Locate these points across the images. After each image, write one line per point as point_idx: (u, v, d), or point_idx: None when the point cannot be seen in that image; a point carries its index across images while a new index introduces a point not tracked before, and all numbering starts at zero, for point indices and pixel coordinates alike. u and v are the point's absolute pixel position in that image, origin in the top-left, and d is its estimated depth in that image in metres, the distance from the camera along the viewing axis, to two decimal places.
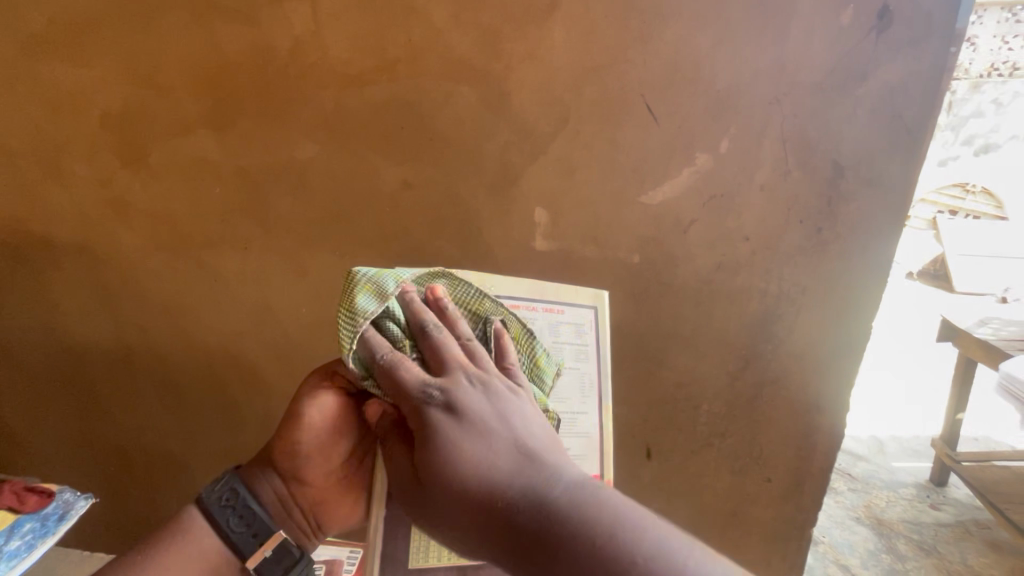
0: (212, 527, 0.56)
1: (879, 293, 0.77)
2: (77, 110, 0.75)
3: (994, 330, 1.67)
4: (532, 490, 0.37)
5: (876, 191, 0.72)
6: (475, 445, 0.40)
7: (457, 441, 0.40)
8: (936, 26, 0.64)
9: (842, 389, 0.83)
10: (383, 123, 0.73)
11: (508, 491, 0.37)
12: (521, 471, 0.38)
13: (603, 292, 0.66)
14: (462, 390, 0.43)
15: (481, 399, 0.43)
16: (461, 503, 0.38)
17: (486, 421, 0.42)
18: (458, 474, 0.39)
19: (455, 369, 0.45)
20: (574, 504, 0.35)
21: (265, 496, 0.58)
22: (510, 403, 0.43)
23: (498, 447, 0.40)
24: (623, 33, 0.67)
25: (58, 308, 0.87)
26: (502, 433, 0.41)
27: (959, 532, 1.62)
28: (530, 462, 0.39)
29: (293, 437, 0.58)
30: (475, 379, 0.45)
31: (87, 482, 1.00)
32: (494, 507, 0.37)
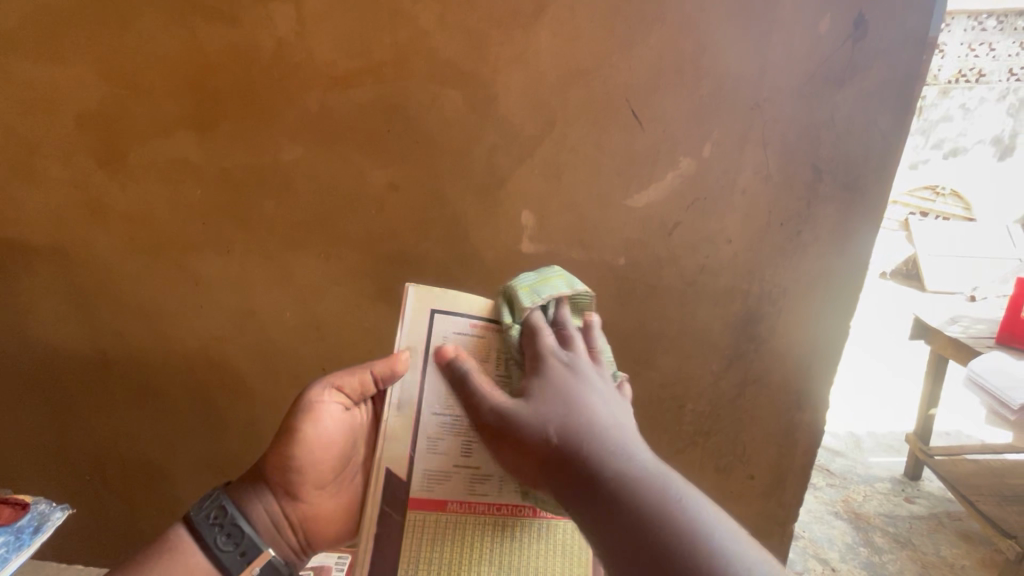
0: (198, 544, 0.56)
1: (856, 293, 0.79)
2: (51, 111, 0.73)
3: (964, 327, 1.73)
4: (617, 455, 0.41)
5: (852, 194, 0.74)
6: (552, 405, 0.45)
7: (569, 396, 0.46)
8: (909, 35, 0.66)
9: (822, 387, 0.85)
10: (369, 124, 0.72)
11: (593, 442, 0.42)
12: (613, 437, 0.43)
13: None
14: (581, 365, 0.49)
15: (579, 373, 0.48)
16: (550, 435, 0.43)
17: (584, 391, 0.46)
18: (545, 414, 0.45)
19: (559, 351, 0.50)
20: (647, 478, 0.39)
21: (255, 514, 0.59)
22: (594, 385, 0.48)
23: (597, 412, 0.45)
24: (608, 37, 0.68)
25: (31, 314, 0.84)
26: (594, 401, 0.46)
27: (933, 524, 1.67)
28: (612, 430, 0.44)
29: (287, 452, 0.60)
30: (575, 361, 0.50)
31: (62, 493, 0.97)
32: (570, 458, 0.42)
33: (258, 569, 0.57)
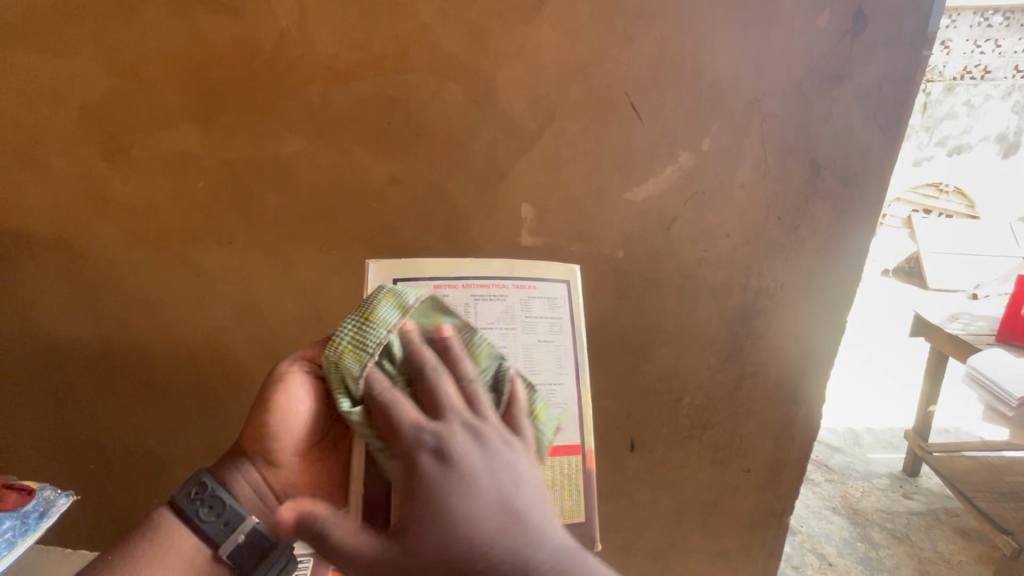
0: (183, 522, 0.57)
1: (853, 288, 0.79)
2: (55, 102, 0.74)
3: (965, 325, 1.73)
4: (473, 545, 0.39)
5: (850, 189, 0.74)
6: (464, 497, 0.41)
7: (456, 490, 0.41)
8: (909, 30, 0.66)
9: (818, 381, 0.85)
10: (369, 117, 0.73)
11: (486, 551, 0.39)
12: (507, 526, 0.41)
13: (575, 266, 0.63)
14: (459, 433, 0.44)
15: (478, 442, 0.44)
16: (433, 571, 0.39)
17: (478, 472, 0.42)
18: (442, 532, 0.39)
19: (453, 408, 0.45)
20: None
21: (236, 486, 0.59)
22: (498, 459, 0.43)
23: (485, 507, 0.41)
24: (608, 32, 0.68)
25: (35, 303, 0.85)
26: (497, 479, 0.42)
27: (930, 520, 1.68)
28: (516, 516, 0.41)
29: (262, 421, 0.59)
30: (472, 418, 0.45)
31: (66, 482, 0.98)
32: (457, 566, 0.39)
33: (242, 537, 0.57)
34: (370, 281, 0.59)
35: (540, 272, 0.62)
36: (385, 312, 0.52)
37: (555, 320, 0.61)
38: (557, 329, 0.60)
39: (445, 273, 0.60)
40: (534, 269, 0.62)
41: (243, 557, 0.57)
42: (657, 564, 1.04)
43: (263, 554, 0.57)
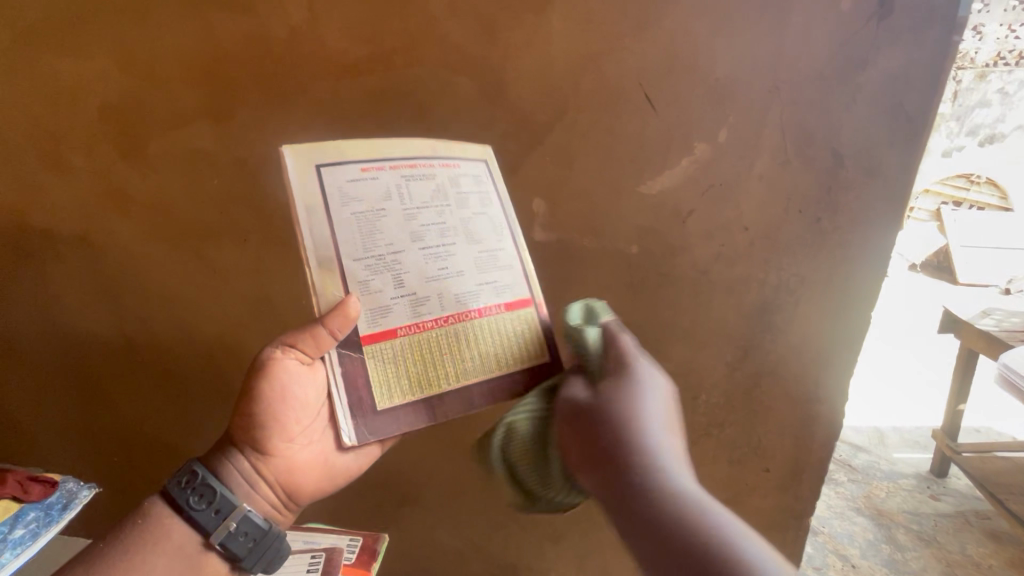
0: (175, 510, 0.57)
1: (878, 283, 0.77)
2: (75, 100, 0.74)
3: (997, 320, 1.66)
4: (625, 445, 0.45)
5: (876, 180, 0.71)
6: (630, 407, 0.48)
7: (631, 399, 0.49)
8: (938, 12, 0.64)
9: (841, 380, 0.83)
10: (378, 113, 0.72)
11: (652, 474, 0.42)
12: (625, 440, 0.45)
13: (490, 148, 0.66)
14: (643, 370, 0.52)
15: (645, 371, 0.52)
16: (601, 439, 0.47)
17: (642, 390, 0.50)
18: (624, 414, 0.47)
19: (633, 359, 0.53)
20: (656, 488, 0.41)
21: (227, 474, 0.59)
22: (646, 398, 0.49)
23: (642, 415, 0.47)
24: (621, 21, 0.66)
25: (58, 300, 0.86)
26: (638, 399, 0.49)
27: (959, 522, 1.62)
28: (641, 433, 0.46)
29: (252, 413, 0.60)
30: (647, 363, 0.53)
31: (89, 475, 1.00)
32: (619, 462, 0.44)
33: (234, 524, 0.57)
34: (289, 170, 0.57)
35: (459, 152, 0.64)
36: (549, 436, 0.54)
37: (483, 193, 0.63)
38: (488, 203, 0.63)
39: (359, 152, 0.59)
40: (454, 148, 0.64)
41: (235, 544, 0.57)
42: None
43: (256, 540, 0.58)
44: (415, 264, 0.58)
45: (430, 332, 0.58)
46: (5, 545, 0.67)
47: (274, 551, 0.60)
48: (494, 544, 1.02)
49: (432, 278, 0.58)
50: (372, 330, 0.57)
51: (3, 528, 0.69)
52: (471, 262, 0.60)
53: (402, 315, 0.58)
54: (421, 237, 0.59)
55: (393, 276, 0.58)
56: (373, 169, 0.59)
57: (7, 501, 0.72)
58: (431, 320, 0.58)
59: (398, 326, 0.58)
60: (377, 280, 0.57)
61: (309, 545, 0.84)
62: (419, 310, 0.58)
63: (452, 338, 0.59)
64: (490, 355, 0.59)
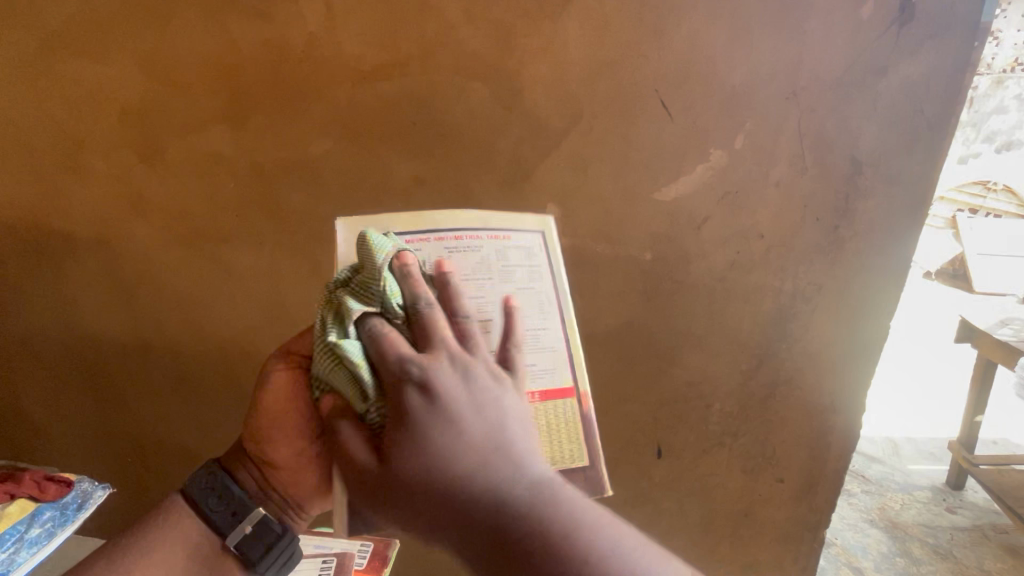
0: (194, 510, 0.57)
1: (898, 291, 0.76)
2: (95, 105, 0.75)
3: (1016, 330, 1.60)
4: (474, 492, 0.37)
5: (895, 186, 0.71)
6: (444, 431, 0.39)
7: (433, 432, 0.39)
8: (960, 18, 0.64)
9: (859, 390, 0.82)
10: (393, 119, 0.73)
11: (468, 485, 0.37)
12: (463, 464, 0.38)
13: (549, 217, 0.62)
14: (477, 363, 0.44)
15: (460, 379, 0.42)
16: (413, 478, 0.39)
17: (457, 394, 0.41)
18: (421, 466, 0.39)
19: (439, 346, 0.44)
20: (529, 501, 0.37)
21: (243, 478, 0.60)
22: (483, 396, 0.42)
23: (466, 445, 0.39)
24: (638, 28, 0.66)
25: (76, 302, 0.87)
26: (472, 423, 0.40)
27: (976, 536, 1.59)
28: (454, 432, 0.39)
29: (258, 421, 0.59)
30: (456, 355, 0.44)
31: (103, 474, 1.00)
32: (454, 503, 0.37)
33: (250, 528, 0.56)
34: (336, 237, 0.56)
35: (511, 223, 0.60)
36: (354, 345, 0.46)
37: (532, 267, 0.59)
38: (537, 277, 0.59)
39: (408, 224, 0.57)
40: (506, 220, 0.61)
41: (249, 548, 0.56)
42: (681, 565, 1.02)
43: (271, 545, 0.57)
44: None
45: None
46: (21, 545, 0.68)
47: (290, 556, 0.59)
48: None
49: None
50: None
51: (20, 527, 0.69)
52: None
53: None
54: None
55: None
56: (417, 241, 0.57)
57: (24, 499, 0.72)
58: None
59: None
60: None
61: (321, 550, 0.84)
62: None
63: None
64: None
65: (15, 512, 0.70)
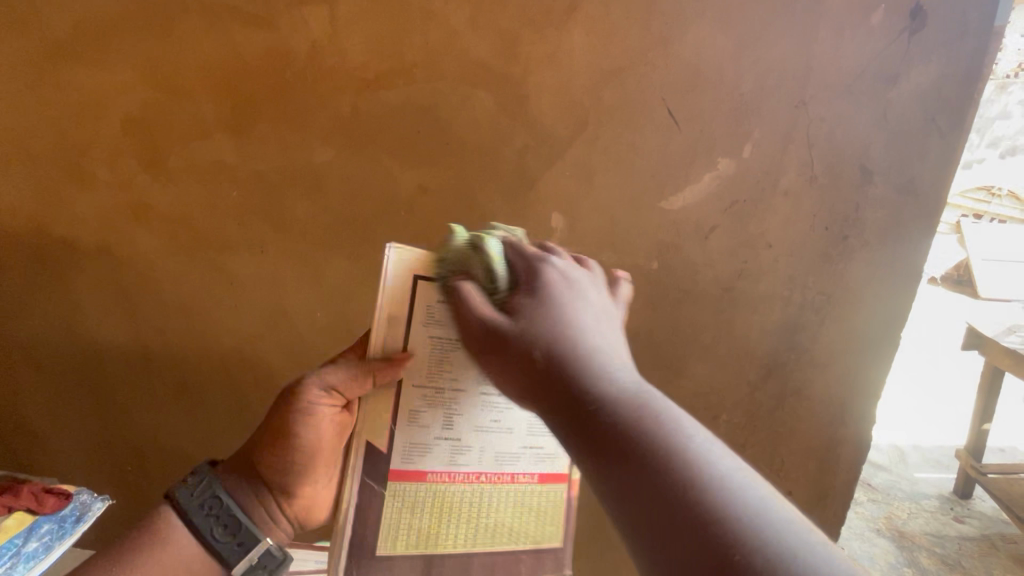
0: (193, 537, 0.49)
1: (909, 302, 0.75)
2: (99, 112, 0.75)
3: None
4: (601, 382, 0.34)
5: (905, 195, 0.70)
6: (548, 316, 0.37)
7: (541, 312, 0.38)
8: (971, 27, 0.64)
9: (869, 402, 0.80)
10: (398, 127, 0.72)
11: (577, 362, 0.35)
12: (583, 354, 0.36)
13: None
14: (577, 272, 0.42)
15: (564, 281, 0.40)
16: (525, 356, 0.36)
17: (562, 291, 0.39)
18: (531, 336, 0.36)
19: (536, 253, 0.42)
20: (631, 397, 0.33)
21: (248, 504, 0.52)
22: (582, 298, 0.40)
23: (572, 331, 0.37)
24: (644, 36, 0.66)
25: (77, 310, 0.86)
26: (578, 309, 0.38)
27: (985, 546, 1.57)
28: (558, 314, 0.38)
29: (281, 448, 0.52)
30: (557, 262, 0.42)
31: (102, 484, 0.99)
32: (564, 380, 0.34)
33: (257, 558, 0.50)
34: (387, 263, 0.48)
35: None
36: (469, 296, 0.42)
37: None
38: None
39: None
40: None
41: None
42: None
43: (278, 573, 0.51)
44: (472, 408, 0.53)
45: (457, 488, 0.54)
46: (18, 559, 0.67)
47: None
48: None
49: (483, 428, 0.54)
50: (403, 470, 0.52)
51: (17, 541, 0.68)
52: (526, 421, 0.55)
53: (436, 460, 0.53)
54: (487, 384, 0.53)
55: (445, 414, 0.53)
56: None
57: (21, 512, 0.71)
58: (462, 475, 0.54)
59: (429, 471, 0.53)
60: (428, 414, 0.52)
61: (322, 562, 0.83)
62: (456, 461, 0.53)
63: (474, 501, 0.55)
64: (507, 529, 0.56)
65: (13, 526, 0.70)
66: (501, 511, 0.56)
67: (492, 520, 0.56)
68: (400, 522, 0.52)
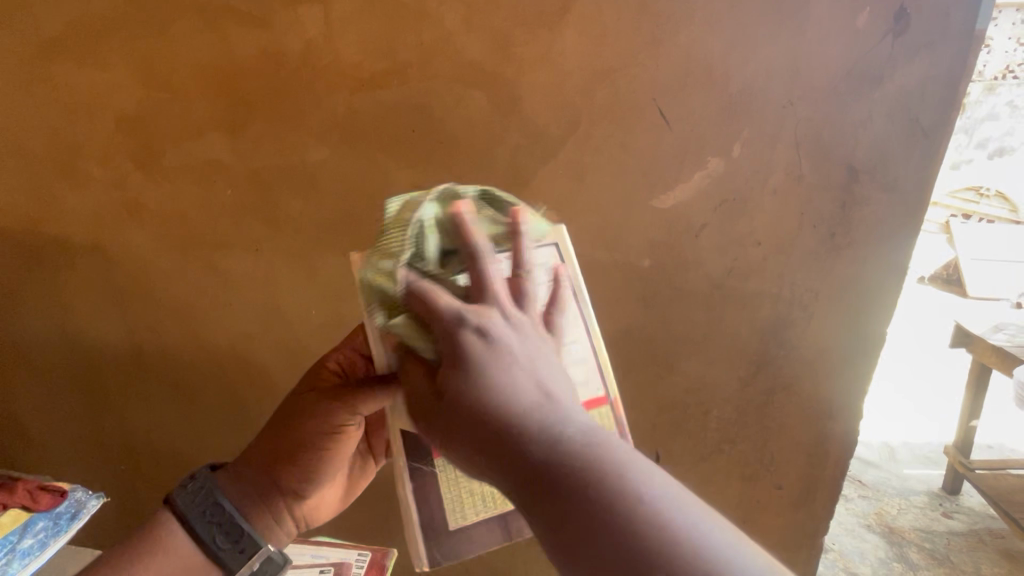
0: (196, 543, 0.53)
1: (894, 298, 0.76)
2: (92, 112, 0.75)
3: (1009, 336, 1.60)
4: (547, 439, 0.31)
5: (890, 194, 0.72)
6: (504, 368, 0.34)
7: (487, 366, 0.34)
8: (953, 29, 0.65)
9: (856, 397, 0.82)
10: (392, 127, 0.73)
11: (524, 421, 0.32)
12: (543, 413, 0.32)
13: (564, 227, 0.57)
14: (518, 322, 0.37)
15: (517, 332, 0.36)
16: (477, 415, 0.33)
17: (513, 347, 0.35)
18: (478, 395, 0.33)
19: (496, 290, 0.37)
20: (584, 449, 0.30)
21: (253, 512, 0.55)
22: (535, 343, 0.37)
23: (522, 393, 0.33)
24: (635, 36, 0.67)
25: (71, 309, 0.86)
26: (520, 372, 0.34)
27: (973, 541, 1.59)
28: (550, 401, 0.33)
29: (301, 462, 0.57)
30: (512, 305, 0.38)
31: (97, 483, 0.99)
32: (512, 442, 0.32)
33: (257, 565, 0.54)
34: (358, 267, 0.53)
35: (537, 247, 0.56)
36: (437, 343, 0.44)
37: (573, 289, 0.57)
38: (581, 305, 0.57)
39: None
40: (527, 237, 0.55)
41: None
42: None
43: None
44: None
45: None
46: (14, 556, 0.67)
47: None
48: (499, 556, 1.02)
49: None
50: None
51: (13, 537, 0.69)
52: None
53: None
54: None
55: None
56: None
57: (17, 510, 0.72)
58: None
59: None
60: None
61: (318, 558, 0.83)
62: None
63: None
64: None
65: (9, 523, 0.70)
66: None
67: None
68: (463, 491, 0.57)
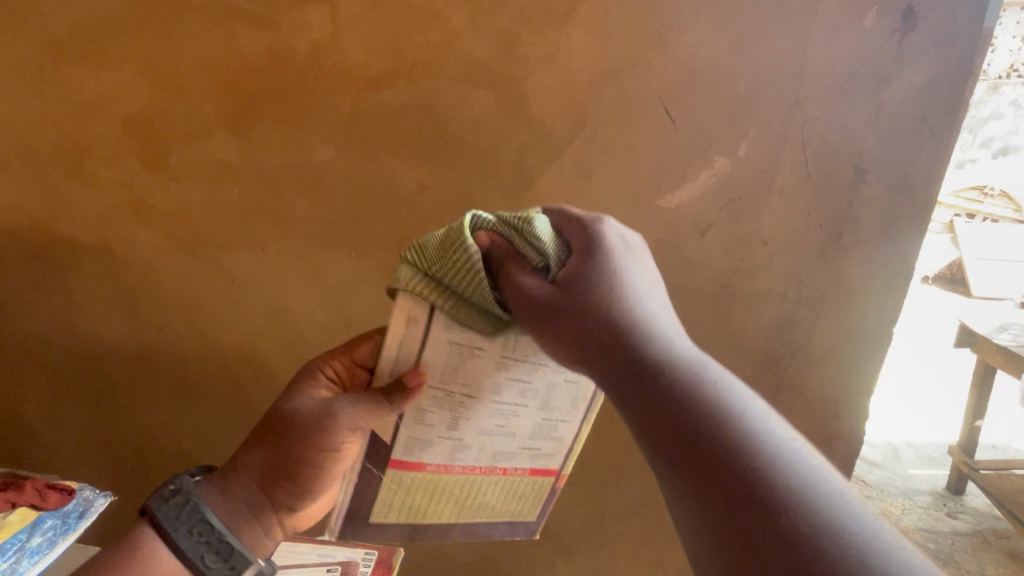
0: (182, 563, 0.49)
1: (900, 298, 0.76)
2: (100, 112, 0.75)
3: (1015, 335, 1.57)
4: (664, 345, 0.41)
5: (897, 194, 0.72)
6: (630, 281, 0.46)
7: (615, 281, 0.45)
8: (960, 29, 0.65)
9: (861, 397, 0.82)
10: (398, 127, 0.73)
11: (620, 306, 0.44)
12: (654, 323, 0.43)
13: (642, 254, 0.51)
14: (629, 257, 0.48)
15: (632, 261, 0.48)
16: (596, 312, 0.43)
17: (627, 268, 0.47)
18: (608, 296, 0.44)
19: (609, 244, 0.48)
20: (681, 359, 0.40)
21: (242, 527, 0.52)
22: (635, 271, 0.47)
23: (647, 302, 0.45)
24: (642, 35, 0.67)
25: (78, 309, 0.86)
26: (640, 290, 0.46)
27: (978, 542, 1.58)
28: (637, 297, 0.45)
29: (292, 471, 0.53)
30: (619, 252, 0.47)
31: (104, 482, 1.00)
32: (624, 334, 0.42)
33: None
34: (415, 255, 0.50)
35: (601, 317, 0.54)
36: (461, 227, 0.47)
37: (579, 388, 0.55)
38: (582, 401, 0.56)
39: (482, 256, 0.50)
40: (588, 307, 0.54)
41: None
42: (679, 568, 1.02)
43: None
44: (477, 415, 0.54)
45: (456, 477, 0.57)
46: (22, 555, 0.67)
47: None
48: (504, 555, 1.02)
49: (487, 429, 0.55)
50: (402, 462, 0.54)
51: (22, 536, 0.69)
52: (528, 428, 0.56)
53: (438, 454, 0.55)
54: (499, 388, 0.53)
55: (451, 415, 0.53)
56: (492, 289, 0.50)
57: (25, 508, 0.72)
58: (461, 467, 0.56)
59: (428, 462, 0.55)
60: (435, 413, 0.53)
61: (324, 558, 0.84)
62: (457, 455, 0.55)
63: (467, 488, 0.58)
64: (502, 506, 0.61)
65: (17, 521, 0.70)
66: (489, 494, 0.59)
67: (481, 501, 0.59)
68: (393, 501, 0.56)
